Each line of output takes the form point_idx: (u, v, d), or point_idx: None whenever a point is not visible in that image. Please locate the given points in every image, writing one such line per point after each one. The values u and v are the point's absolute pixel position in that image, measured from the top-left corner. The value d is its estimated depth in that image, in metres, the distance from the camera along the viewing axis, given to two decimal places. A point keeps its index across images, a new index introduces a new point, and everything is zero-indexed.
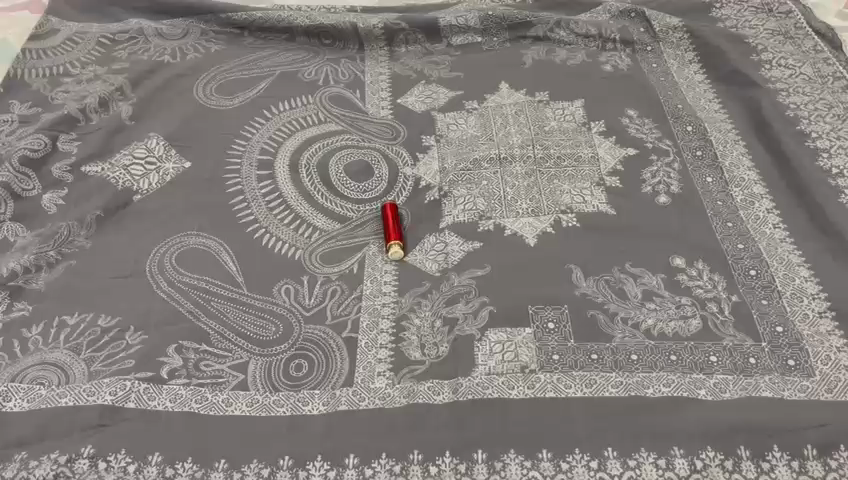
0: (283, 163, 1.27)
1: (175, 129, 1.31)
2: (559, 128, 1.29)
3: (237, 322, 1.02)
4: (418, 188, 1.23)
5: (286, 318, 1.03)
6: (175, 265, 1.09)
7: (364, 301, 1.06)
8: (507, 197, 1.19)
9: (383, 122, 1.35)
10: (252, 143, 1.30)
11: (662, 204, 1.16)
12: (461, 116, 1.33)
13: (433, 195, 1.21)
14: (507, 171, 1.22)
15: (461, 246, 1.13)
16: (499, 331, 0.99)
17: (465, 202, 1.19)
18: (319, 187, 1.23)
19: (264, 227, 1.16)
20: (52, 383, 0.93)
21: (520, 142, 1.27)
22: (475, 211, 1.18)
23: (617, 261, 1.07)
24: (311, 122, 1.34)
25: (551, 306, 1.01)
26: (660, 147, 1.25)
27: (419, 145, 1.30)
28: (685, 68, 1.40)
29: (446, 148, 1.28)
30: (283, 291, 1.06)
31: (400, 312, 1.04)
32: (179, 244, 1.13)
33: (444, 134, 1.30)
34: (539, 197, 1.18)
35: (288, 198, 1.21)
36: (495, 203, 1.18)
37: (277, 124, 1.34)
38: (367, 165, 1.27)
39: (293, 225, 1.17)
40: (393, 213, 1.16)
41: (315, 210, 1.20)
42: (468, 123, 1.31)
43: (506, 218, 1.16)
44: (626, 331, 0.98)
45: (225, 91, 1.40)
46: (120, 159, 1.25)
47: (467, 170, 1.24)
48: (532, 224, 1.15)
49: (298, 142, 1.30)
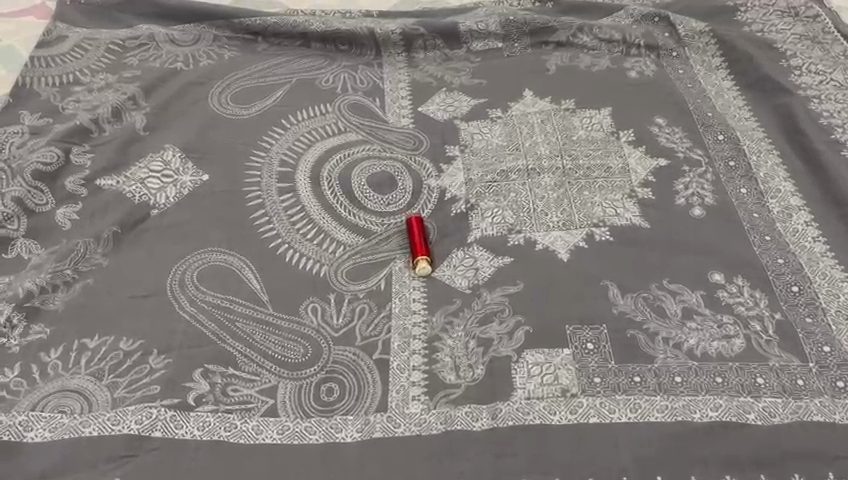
0: (304, 174, 1.23)
1: (191, 139, 1.27)
2: (587, 137, 1.25)
3: (264, 343, 0.98)
4: (443, 200, 1.19)
5: (314, 339, 0.99)
6: (196, 283, 1.06)
7: (393, 320, 1.02)
8: (537, 209, 1.15)
9: (404, 130, 1.31)
10: (271, 154, 1.26)
11: (697, 216, 1.13)
12: (485, 125, 1.29)
13: (460, 208, 1.18)
14: (536, 183, 1.19)
15: (491, 261, 1.09)
16: (536, 352, 0.95)
17: (494, 215, 1.16)
18: (342, 199, 1.20)
19: (286, 242, 1.13)
20: (74, 411, 0.90)
21: (547, 152, 1.23)
22: (504, 224, 1.14)
23: (655, 278, 1.04)
24: (330, 132, 1.31)
25: (589, 325, 0.98)
26: (692, 157, 1.22)
27: (443, 155, 1.26)
28: (712, 74, 1.37)
29: (471, 158, 1.25)
30: (310, 310, 1.03)
31: (432, 332, 1.00)
32: (200, 261, 1.09)
33: (469, 144, 1.27)
34: (569, 210, 1.15)
35: (310, 212, 1.17)
36: (525, 216, 1.15)
37: (296, 134, 1.30)
38: (390, 176, 1.23)
39: (317, 240, 1.14)
40: (418, 227, 1.13)
41: (339, 224, 1.16)
42: (493, 132, 1.28)
43: (536, 232, 1.12)
44: (668, 351, 0.95)
45: (240, 99, 1.36)
46: (136, 172, 1.21)
47: (493, 181, 1.20)
48: (563, 238, 1.11)
49: (318, 153, 1.27)
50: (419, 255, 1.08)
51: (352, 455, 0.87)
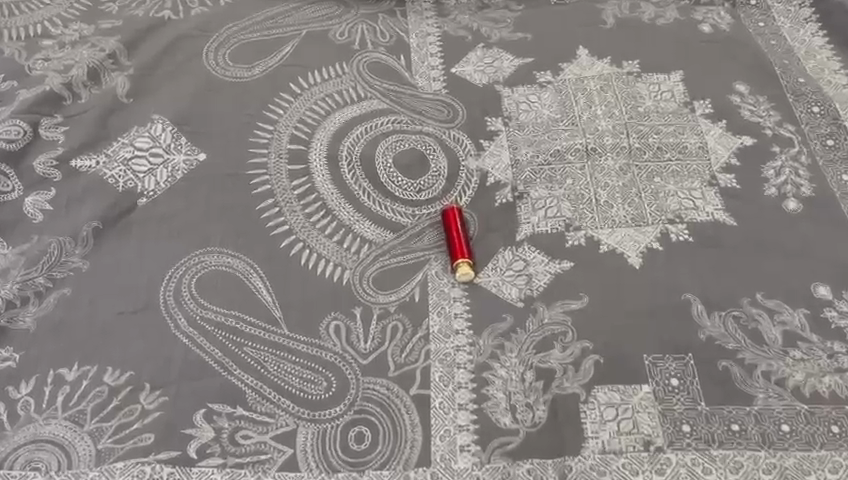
0: (319, 153, 1.03)
1: (185, 109, 1.07)
2: (654, 108, 1.05)
3: (278, 374, 0.81)
4: (485, 186, 1.01)
5: (339, 368, 0.82)
6: (195, 296, 0.88)
7: (432, 345, 0.85)
8: (600, 201, 0.97)
9: (436, 97, 1.11)
10: (279, 126, 1.06)
11: (792, 211, 0.94)
12: (533, 92, 1.09)
13: (506, 196, 0.99)
14: (597, 166, 1.00)
15: (545, 265, 0.92)
16: (610, 391, 0.79)
17: (547, 207, 0.97)
18: (365, 185, 1.01)
19: (301, 240, 0.95)
20: (49, 469, 0.74)
21: (609, 126, 1.03)
22: (560, 220, 0.96)
23: (745, 292, 0.87)
24: (348, 99, 1.10)
25: (672, 356, 0.81)
26: (783, 135, 1.02)
27: (483, 129, 1.06)
28: (800, 28, 1.16)
29: (517, 133, 1.05)
30: (331, 331, 0.86)
31: (480, 359, 0.83)
32: (198, 266, 0.91)
33: (514, 115, 1.07)
34: (638, 201, 0.96)
35: (328, 201, 0.99)
36: (585, 208, 0.96)
37: (307, 102, 1.09)
38: (420, 156, 1.04)
39: (336, 238, 0.96)
40: (458, 219, 0.96)
41: (362, 216, 0.98)
42: (542, 101, 1.07)
43: (599, 229, 0.94)
44: (770, 390, 0.79)
45: (241, 57, 1.14)
46: (119, 150, 1.01)
47: (546, 164, 1.01)
48: (632, 238, 0.93)
49: (335, 125, 1.07)
50: (460, 255, 0.91)
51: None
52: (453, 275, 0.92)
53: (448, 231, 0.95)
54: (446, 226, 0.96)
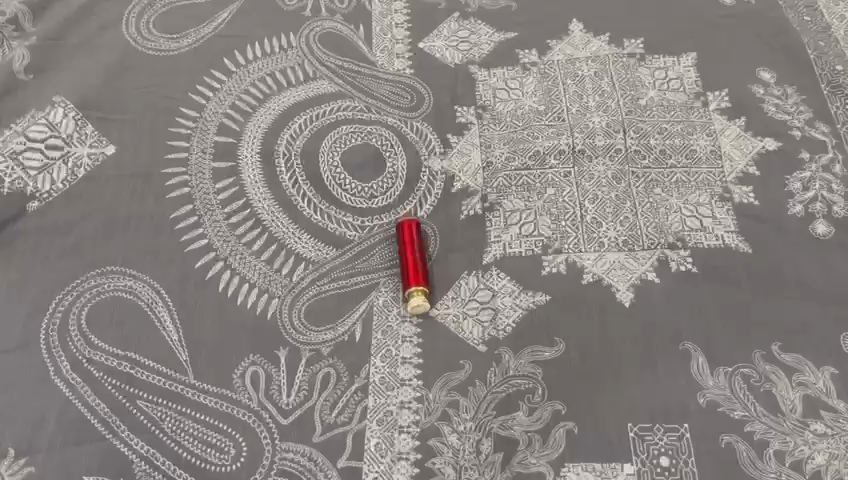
0: (252, 148, 0.86)
1: (94, 90, 0.89)
2: (659, 101, 0.87)
3: (175, 437, 0.68)
4: (449, 194, 0.84)
5: (251, 430, 0.68)
6: (84, 331, 0.73)
7: (370, 400, 0.69)
8: (586, 217, 0.80)
9: (398, 78, 0.92)
10: (206, 114, 0.88)
11: (822, 236, 0.77)
12: (513, 76, 0.90)
13: (473, 207, 0.82)
14: (586, 173, 0.82)
15: (515, 298, 0.75)
16: (583, 471, 0.65)
17: (522, 222, 0.80)
18: (305, 189, 0.84)
19: (222, 258, 0.78)
20: None
21: (603, 123, 0.85)
22: (537, 240, 0.79)
23: (758, 343, 0.71)
24: (292, 79, 0.92)
25: (663, 427, 0.67)
26: (814, 137, 0.84)
27: (451, 122, 0.88)
28: None
29: (491, 127, 0.87)
30: (247, 379, 0.70)
31: (428, 422, 0.68)
32: (92, 291, 0.76)
33: (489, 105, 0.88)
34: (633, 220, 0.79)
35: (259, 209, 0.82)
36: (568, 226, 0.79)
37: (243, 82, 0.91)
38: (374, 153, 0.87)
39: (265, 256, 0.79)
40: (417, 236, 0.79)
41: (299, 228, 0.81)
42: (523, 88, 0.89)
43: (584, 253, 0.77)
44: (784, 476, 0.65)
45: (166, 24, 0.95)
46: (9, 140, 0.85)
47: (524, 168, 0.83)
48: (623, 265, 0.76)
49: (274, 113, 0.89)
50: (416, 281, 0.75)
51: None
52: (405, 303, 0.76)
53: (403, 249, 0.78)
54: (401, 243, 0.79)
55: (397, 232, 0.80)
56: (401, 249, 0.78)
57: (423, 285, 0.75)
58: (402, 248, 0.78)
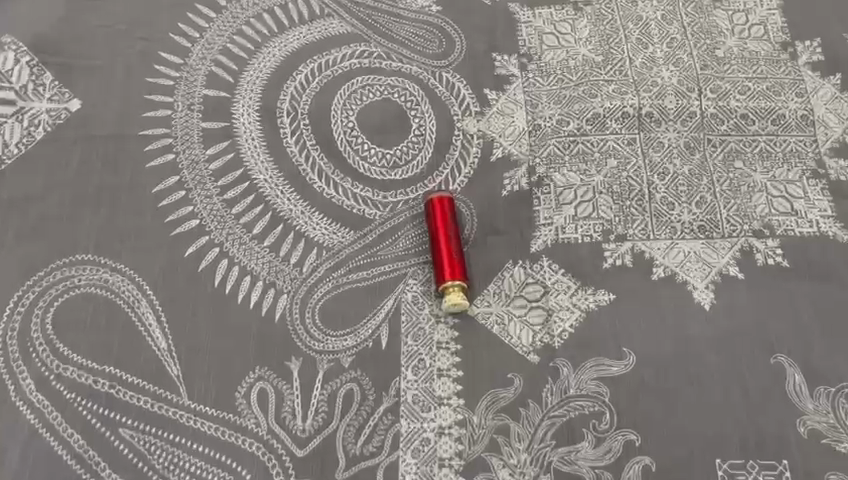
0: (249, 104, 0.71)
1: (53, 28, 0.73)
2: (739, 53, 0.72)
3: (167, 474, 0.56)
4: (488, 164, 0.70)
5: (260, 464, 0.56)
6: (51, 339, 0.60)
7: (403, 425, 0.58)
8: (655, 196, 0.66)
9: (423, 18, 0.77)
10: (192, 60, 0.72)
11: None
12: (562, 18, 0.75)
13: (518, 182, 0.69)
14: (654, 140, 0.68)
15: (571, 296, 0.64)
16: None
17: (577, 202, 0.67)
18: (315, 157, 0.70)
19: (218, 244, 0.65)
20: None
21: (674, 79, 0.70)
22: (597, 223, 0.66)
23: None
24: (295, 18, 0.76)
25: (757, 465, 0.56)
26: None
27: (488, 75, 0.73)
28: None
29: (538, 82, 0.72)
30: (254, 400, 0.59)
31: (474, 452, 0.57)
32: (59, 287, 0.62)
33: (535, 53, 0.73)
34: (711, 200, 0.66)
35: (260, 182, 0.68)
36: (633, 207, 0.66)
37: (235, 20, 0.75)
38: (397, 112, 0.72)
39: (269, 241, 0.66)
40: (451, 215, 0.66)
41: (309, 205, 0.68)
42: (576, 33, 0.74)
43: (653, 242, 0.65)
44: None
45: None
46: None
47: (579, 134, 0.69)
48: (699, 256, 0.64)
49: (274, 60, 0.73)
50: (451, 274, 0.63)
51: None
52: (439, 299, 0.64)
53: (435, 231, 0.65)
54: (431, 224, 0.66)
55: (427, 210, 0.67)
56: (432, 231, 0.66)
57: (461, 278, 0.63)
58: (432, 230, 0.66)
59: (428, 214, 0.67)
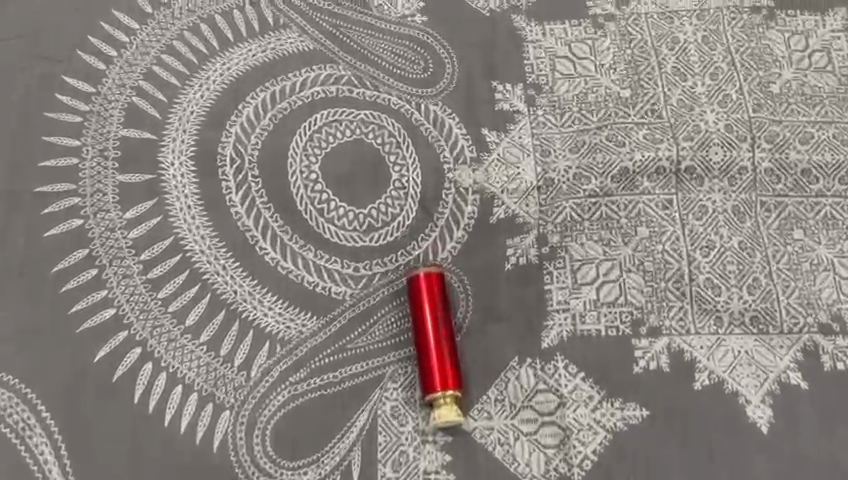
0: (180, 149, 0.55)
1: None
2: (798, 88, 0.58)
3: None
4: (487, 227, 0.55)
5: None
6: None
7: None
8: (697, 278, 0.53)
9: (405, 32, 0.61)
10: (106, 87, 0.56)
11: None
12: (579, 37, 0.60)
13: (526, 253, 0.55)
14: (695, 203, 0.55)
15: (593, 410, 0.50)
16: None
17: (600, 282, 0.53)
18: (266, 218, 0.54)
19: (140, 342, 0.50)
20: None
21: (720, 123, 0.56)
22: (624, 311, 0.53)
23: None
24: (241, 30, 0.60)
25: None
26: None
27: (487, 109, 0.58)
28: None
29: (549, 122, 0.57)
30: None
31: None
32: None
33: (546, 83, 0.58)
34: (765, 283, 0.53)
35: (194, 255, 0.53)
36: (670, 290, 0.53)
37: (164, 32, 0.59)
38: (372, 157, 0.57)
39: (207, 335, 0.51)
40: (443, 299, 0.52)
41: (258, 284, 0.53)
42: (597, 58, 0.59)
43: (695, 337, 0.52)
44: None
45: None
46: None
47: (602, 193, 0.55)
48: (752, 357, 0.51)
49: (214, 87, 0.57)
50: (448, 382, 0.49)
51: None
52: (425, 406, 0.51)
53: (421, 323, 0.51)
54: (418, 311, 0.51)
55: (411, 289, 0.52)
56: (418, 320, 0.51)
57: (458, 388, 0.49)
58: (419, 318, 0.51)
59: (412, 293, 0.52)
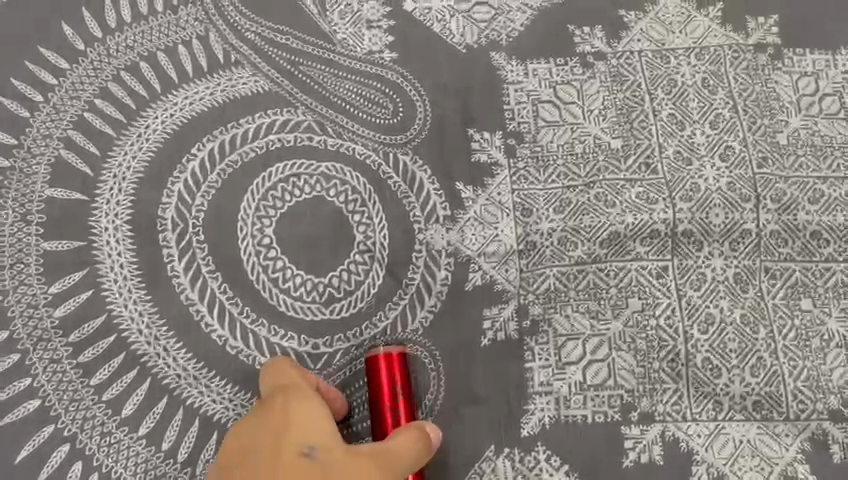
0: (116, 211, 0.49)
1: None
2: (807, 137, 0.52)
3: None
4: (462, 297, 0.50)
5: None
6: None
7: None
8: (695, 357, 0.48)
9: (372, 70, 0.54)
10: (31, 139, 0.50)
11: None
12: (566, 79, 0.54)
13: (505, 327, 0.49)
14: (692, 272, 0.49)
15: None
16: None
17: (588, 360, 0.48)
18: (213, 289, 0.48)
19: (69, 437, 0.45)
20: None
21: (721, 180, 0.51)
22: (613, 395, 0.47)
23: None
24: (188, 70, 0.53)
25: None
26: None
27: (463, 160, 0.52)
28: None
29: (531, 177, 0.51)
30: None
31: None
32: None
33: (528, 131, 0.53)
34: (771, 363, 0.48)
35: (130, 336, 0.47)
36: (665, 371, 0.48)
37: (97, 72, 0.52)
38: (333, 215, 0.51)
39: (145, 428, 0.46)
40: (405, 387, 0.46)
41: (204, 366, 0.47)
42: (585, 103, 0.53)
43: (692, 425, 0.47)
44: None
45: None
46: None
47: (590, 259, 0.49)
48: (757, 448, 0.46)
49: (155, 138, 0.51)
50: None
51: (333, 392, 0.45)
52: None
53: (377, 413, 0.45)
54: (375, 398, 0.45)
55: (371, 373, 0.46)
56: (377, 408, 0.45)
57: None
58: (377, 410, 0.45)
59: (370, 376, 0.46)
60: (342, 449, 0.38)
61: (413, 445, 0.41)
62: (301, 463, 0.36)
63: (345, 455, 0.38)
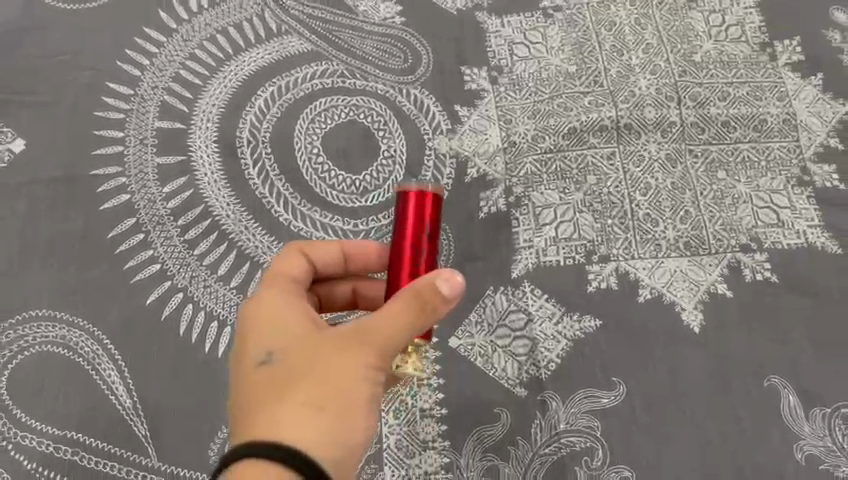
0: (206, 135, 0.67)
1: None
2: (716, 56, 0.69)
3: None
4: (463, 184, 0.66)
5: None
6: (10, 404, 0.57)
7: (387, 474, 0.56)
8: (638, 213, 0.64)
9: (387, 31, 0.72)
10: (142, 89, 0.69)
11: None
12: (532, 27, 0.72)
13: (496, 203, 0.65)
14: (633, 154, 0.66)
15: (555, 323, 0.61)
16: None
17: (559, 221, 0.64)
18: (279, 187, 0.66)
19: (182, 288, 0.62)
20: None
21: (651, 88, 0.68)
22: (578, 244, 0.64)
23: None
24: (251, 37, 0.72)
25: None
26: None
27: (458, 89, 0.70)
28: None
29: (510, 96, 0.69)
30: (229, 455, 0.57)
31: None
32: (16, 346, 0.59)
33: (506, 65, 0.70)
34: (695, 214, 0.64)
35: (222, 219, 0.64)
36: (615, 224, 0.64)
37: (187, 42, 0.71)
38: (363, 133, 0.69)
39: (236, 281, 0.62)
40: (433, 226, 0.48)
41: (275, 239, 0.64)
42: (547, 42, 0.71)
43: (638, 261, 0.63)
44: None
45: None
46: None
47: (556, 149, 0.66)
48: (687, 275, 0.62)
49: (231, 85, 0.69)
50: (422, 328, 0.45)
51: (328, 251, 0.53)
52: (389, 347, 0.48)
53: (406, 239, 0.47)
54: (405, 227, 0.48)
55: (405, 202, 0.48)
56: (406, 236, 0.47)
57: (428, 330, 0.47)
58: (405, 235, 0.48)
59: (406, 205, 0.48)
60: (307, 340, 0.44)
61: (405, 310, 0.42)
62: (260, 371, 0.44)
63: (309, 344, 0.44)
